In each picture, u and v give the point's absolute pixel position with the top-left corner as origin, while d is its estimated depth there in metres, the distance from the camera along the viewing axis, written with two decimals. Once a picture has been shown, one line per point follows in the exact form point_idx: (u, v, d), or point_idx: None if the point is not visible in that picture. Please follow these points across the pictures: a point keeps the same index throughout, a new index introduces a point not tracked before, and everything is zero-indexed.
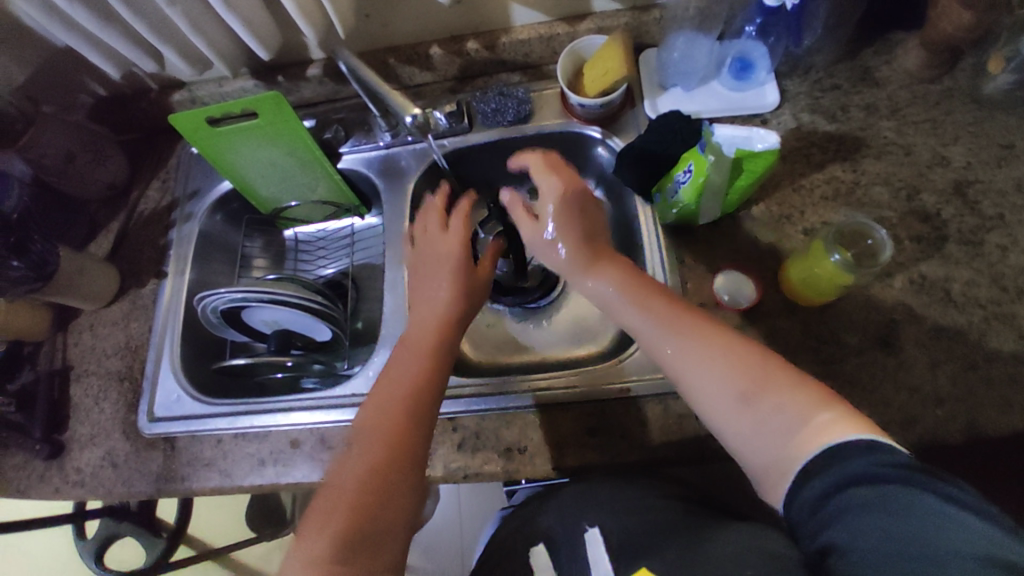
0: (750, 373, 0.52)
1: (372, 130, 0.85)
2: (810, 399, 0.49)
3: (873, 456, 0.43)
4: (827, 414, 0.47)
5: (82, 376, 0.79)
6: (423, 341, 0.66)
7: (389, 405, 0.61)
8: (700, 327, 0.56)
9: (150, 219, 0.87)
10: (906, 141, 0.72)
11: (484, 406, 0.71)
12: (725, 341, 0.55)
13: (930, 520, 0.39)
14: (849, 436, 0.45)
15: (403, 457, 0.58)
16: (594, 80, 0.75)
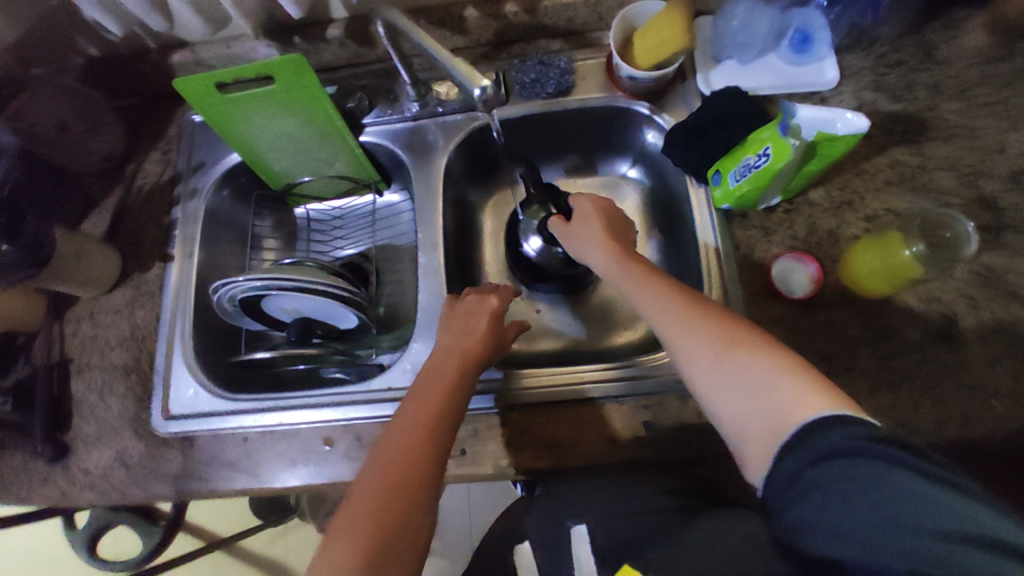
0: (739, 348, 0.50)
1: (399, 100, 0.78)
2: (780, 364, 0.47)
3: (851, 431, 0.41)
4: (800, 388, 0.45)
5: (84, 369, 0.73)
6: (452, 341, 0.64)
7: (414, 402, 0.58)
8: (701, 306, 0.54)
9: (151, 195, 0.79)
10: (972, 124, 0.69)
11: (528, 401, 0.68)
12: (712, 318, 0.53)
13: (924, 514, 0.37)
14: (825, 411, 0.43)
15: (421, 451, 0.54)
16: (647, 51, 0.68)
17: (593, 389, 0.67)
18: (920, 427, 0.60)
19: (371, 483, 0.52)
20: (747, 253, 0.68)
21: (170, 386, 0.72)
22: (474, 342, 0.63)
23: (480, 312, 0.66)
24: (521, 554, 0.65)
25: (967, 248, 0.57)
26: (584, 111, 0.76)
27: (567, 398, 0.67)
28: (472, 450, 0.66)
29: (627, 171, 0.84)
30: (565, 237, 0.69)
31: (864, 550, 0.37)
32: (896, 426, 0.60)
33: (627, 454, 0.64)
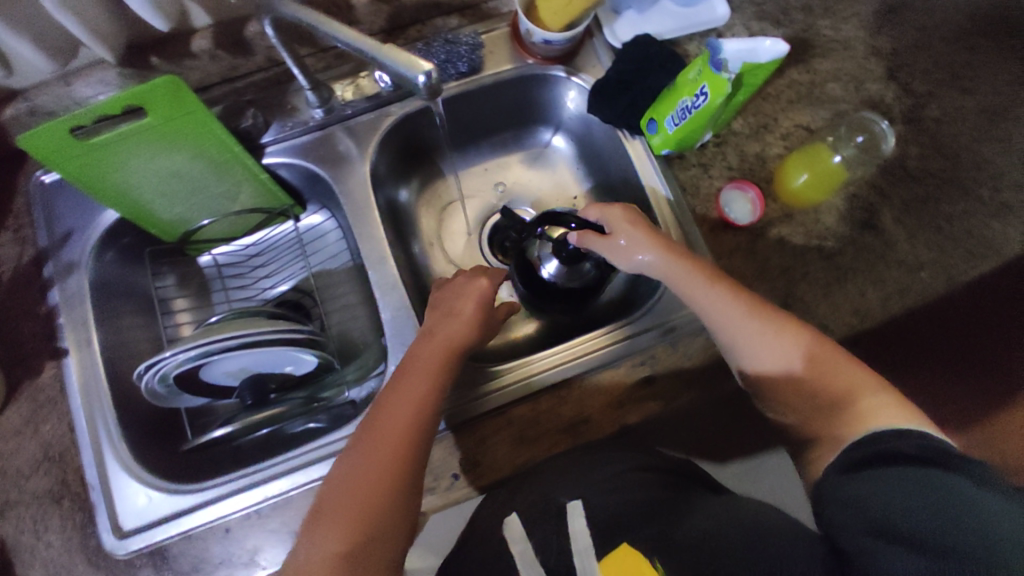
0: (821, 368, 0.56)
1: (298, 109, 0.69)
2: (853, 378, 0.54)
3: (912, 439, 0.47)
4: (875, 402, 0.52)
5: (2, 510, 0.60)
6: (435, 336, 0.58)
7: (395, 409, 0.53)
8: (775, 319, 0.57)
9: (16, 283, 0.65)
10: (843, 35, 0.76)
11: (524, 395, 0.62)
12: (787, 329, 0.57)
13: (947, 506, 0.42)
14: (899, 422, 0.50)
15: (399, 464, 0.50)
16: (557, 13, 0.66)
17: (547, 376, 0.63)
18: (874, 312, 0.66)
19: (348, 502, 0.49)
20: (694, 192, 0.69)
21: (115, 500, 0.60)
22: (459, 339, 0.58)
23: (462, 304, 0.61)
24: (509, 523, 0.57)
25: (885, 145, 0.69)
26: (500, 86, 0.73)
27: (536, 390, 0.63)
28: (485, 458, 0.60)
29: (552, 140, 0.82)
30: (602, 250, 0.64)
31: (879, 515, 0.44)
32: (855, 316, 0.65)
33: (631, 418, 0.62)
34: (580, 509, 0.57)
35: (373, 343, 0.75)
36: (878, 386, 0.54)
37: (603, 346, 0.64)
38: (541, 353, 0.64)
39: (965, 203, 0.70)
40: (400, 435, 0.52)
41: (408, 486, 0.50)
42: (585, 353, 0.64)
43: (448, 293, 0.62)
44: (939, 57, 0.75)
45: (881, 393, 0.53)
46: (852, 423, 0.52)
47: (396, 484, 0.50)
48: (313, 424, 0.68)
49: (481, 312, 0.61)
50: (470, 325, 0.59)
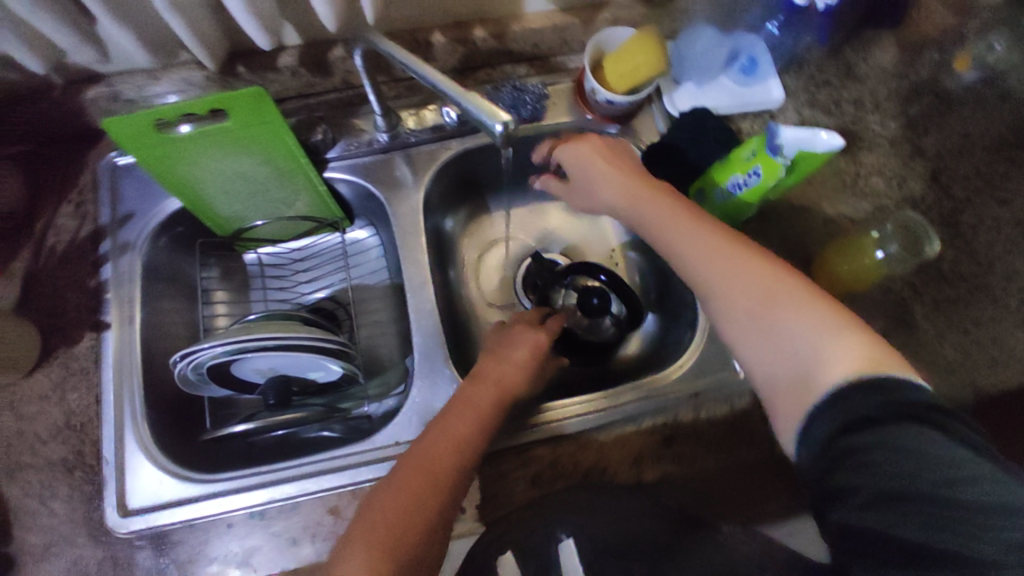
0: (779, 304, 0.50)
1: (363, 131, 0.73)
2: (831, 320, 0.48)
3: (879, 392, 0.42)
4: (846, 350, 0.46)
5: (15, 471, 0.60)
6: (488, 375, 0.60)
7: (442, 435, 0.54)
8: (735, 254, 0.54)
9: (69, 254, 0.67)
10: (890, 133, 0.78)
11: (548, 437, 0.63)
12: (758, 268, 0.53)
13: (942, 483, 0.38)
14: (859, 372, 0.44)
15: (439, 491, 0.51)
16: (623, 75, 0.69)
17: (575, 423, 0.64)
18: None
19: (382, 519, 0.49)
20: None
21: (127, 479, 0.60)
22: (512, 382, 0.60)
23: (519, 348, 0.63)
24: (504, 561, 0.55)
25: (929, 246, 0.64)
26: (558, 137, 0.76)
27: (560, 434, 0.63)
28: (498, 494, 0.61)
29: None
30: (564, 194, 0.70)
31: (883, 508, 0.40)
32: None
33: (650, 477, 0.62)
34: (573, 548, 0.57)
35: (398, 363, 0.76)
36: (859, 331, 0.47)
37: (630, 400, 0.64)
38: (570, 398, 0.65)
39: (996, 310, 0.70)
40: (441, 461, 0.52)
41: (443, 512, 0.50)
42: (613, 406, 0.64)
43: (501, 340, 0.64)
44: (982, 166, 0.77)
45: (843, 329, 0.47)
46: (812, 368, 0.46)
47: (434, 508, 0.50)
48: (328, 433, 0.70)
49: (537, 357, 0.63)
50: (522, 372, 0.61)
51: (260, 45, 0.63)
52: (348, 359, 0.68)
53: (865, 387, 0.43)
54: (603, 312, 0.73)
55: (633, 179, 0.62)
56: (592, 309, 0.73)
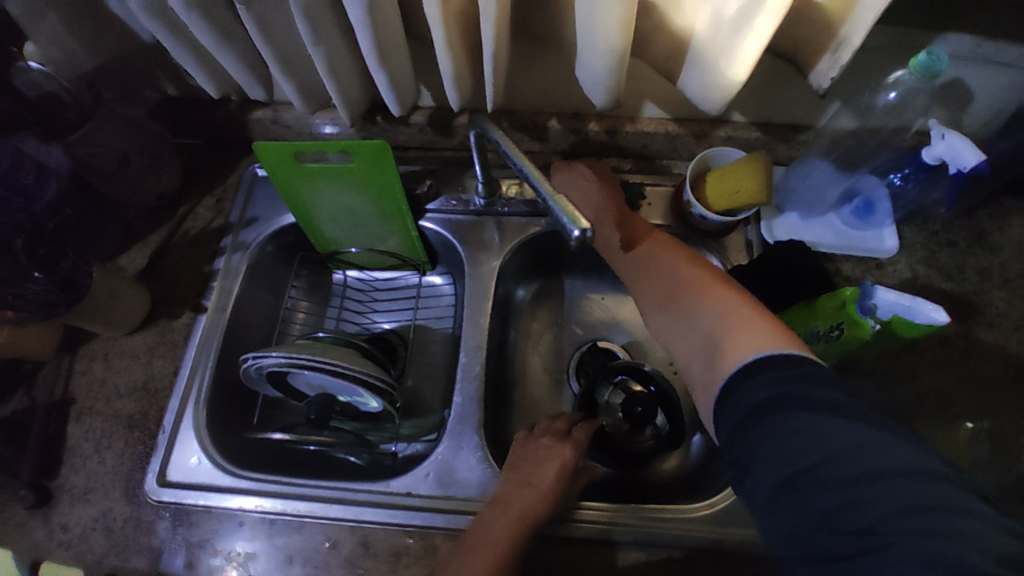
0: (715, 302, 0.55)
1: (466, 191, 0.79)
2: (742, 310, 0.53)
3: (767, 376, 0.45)
4: (744, 336, 0.49)
5: (89, 414, 0.68)
6: (518, 502, 0.58)
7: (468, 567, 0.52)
8: (676, 267, 0.60)
9: (195, 240, 0.77)
10: (1020, 315, 0.70)
11: (572, 538, 0.61)
12: (690, 277, 0.59)
13: (829, 458, 0.39)
14: (750, 354, 0.47)
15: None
16: (722, 195, 0.70)
17: (618, 533, 0.61)
18: None
19: None
20: None
21: (173, 450, 0.66)
22: (538, 510, 0.57)
23: (549, 466, 0.60)
24: None
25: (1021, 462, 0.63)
26: None
27: (574, 535, 0.61)
28: None
29: None
30: None
31: (790, 496, 0.40)
32: None
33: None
34: None
35: (434, 412, 0.78)
36: (761, 318, 0.51)
37: (670, 523, 0.61)
38: (601, 502, 0.63)
39: None
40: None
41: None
42: (644, 525, 0.61)
43: (524, 454, 0.62)
44: None
45: (761, 318, 0.51)
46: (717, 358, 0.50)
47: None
48: (353, 459, 0.73)
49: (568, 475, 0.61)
50: (547, 496, 0.58)
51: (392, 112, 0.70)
52: (389, 398, 0.70)
53: (762, 366, 0.46)
54: (645, 421, 0.72)
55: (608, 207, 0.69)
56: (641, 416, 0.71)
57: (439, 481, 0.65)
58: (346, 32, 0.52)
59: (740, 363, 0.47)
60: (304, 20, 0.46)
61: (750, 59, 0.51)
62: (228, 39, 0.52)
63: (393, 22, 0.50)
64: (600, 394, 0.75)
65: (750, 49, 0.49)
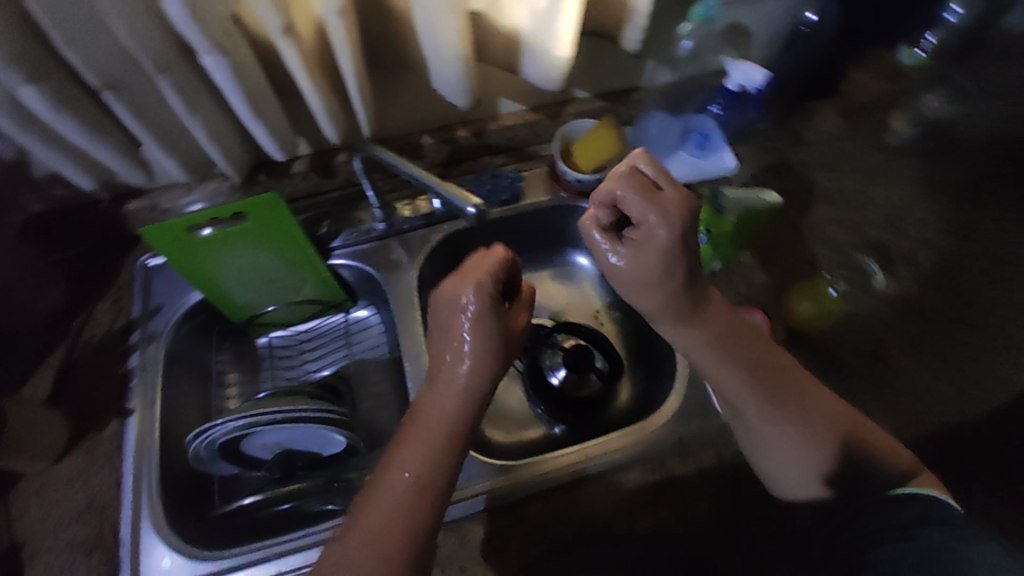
0: (851, 437, 0.58)
1: (364, 222, 0.83)
2: (873, 443, 0.59)
3: (931, 525, 0.52)
4: (893, 474, 0.57)
5: (36, 556, 0.63)
6: (433, 406, 0.59)
7: (392, 480, 0.54)
8: (797, 388, 0.59)
9: (101, 346, 0.73)
10: (841, 188, 0.86)
11: (551, 488, 0.69)
12: (812, 397, 0.60)
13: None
14: (926, 493, 0.55)
15: (406, 536, 0.51)
16: (588, 157, 0.79)
17: (591, 466, 0.70)
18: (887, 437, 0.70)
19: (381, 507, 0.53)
20: None
21: (141, 557, 0.63)
22: (447, 410, 0.58)
23: (455, 356, 0.60)
24: None
25: (874, 279, 0.79)
26: (535, 213, 0.85)
27: (553, 483, 0.69)
28: (494, 553, 0.65)
29: (578, 259, 0.92)
30: (623, 254, 0.59)
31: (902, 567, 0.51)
32: None
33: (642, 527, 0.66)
34: None
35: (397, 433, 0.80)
36: (890, 455, 0.58)
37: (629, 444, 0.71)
38: (572, 448, 0.71)
39: (973, 341, 0.75)
40: (395, 503, 0.53)
41: (426, 544, 0.52)
42: (605, 452, 0.70)
43: (445, 308, 0.63)
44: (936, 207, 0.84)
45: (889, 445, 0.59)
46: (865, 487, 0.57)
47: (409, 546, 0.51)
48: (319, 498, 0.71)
49: (484, 353, 0.60)
50: (481, 338, 0.60)
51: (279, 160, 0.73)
52: (349, 431, 0.72)
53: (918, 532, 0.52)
54: (587, 370, 0.79)
55: (689, 284, 0.59)
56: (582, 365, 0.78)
57: None
58: (218, 99, 0.55)
59: (903, 496, 0.55)
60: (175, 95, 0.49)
61: (570, 36, 0.60)
62: (99, 132, 0.52)
63: (258, 77, 0.53)
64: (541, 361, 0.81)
65: (567, 28, 0.58)
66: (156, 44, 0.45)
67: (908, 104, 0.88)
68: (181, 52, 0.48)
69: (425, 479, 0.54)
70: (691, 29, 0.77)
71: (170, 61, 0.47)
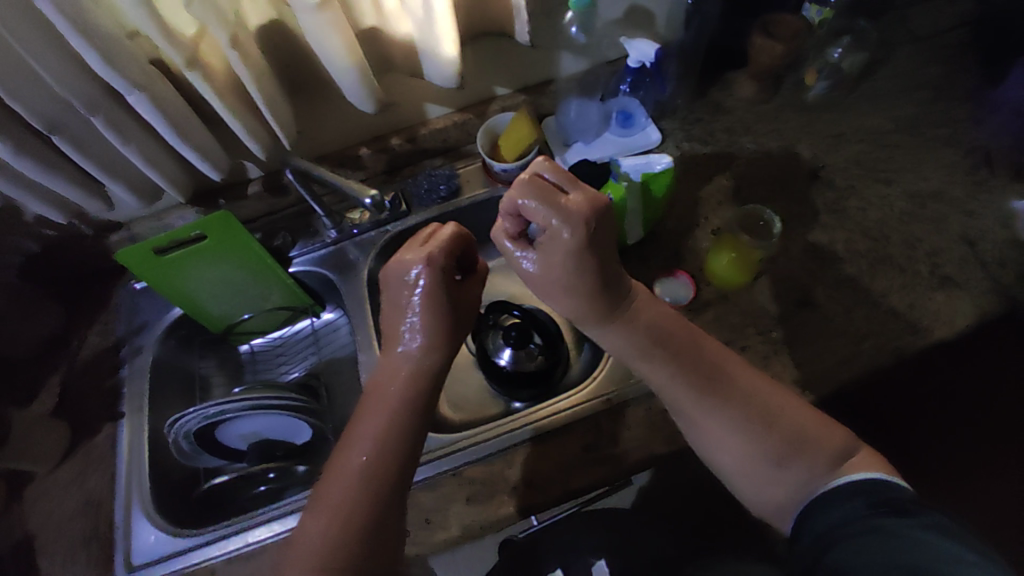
0: (788, 420, 0.59)
1: (318, 232, 0.91)
2: (819, 435, 0.58)
3: (872, 497, 0.51)
4: (841, 460, 0.56)
5: (45, 548, 0.71)
6: (384, 400, 0.62)
7: (343, 471, 0.57)
8: (741, 381, 0.62)
9: (95, 363, 0.84)
10: (764, 148, 0.89)
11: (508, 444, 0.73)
12: (750, 386, 0.62)
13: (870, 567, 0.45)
14: (862, 474, 0.54)
15: (364, 519, 0.54)
16: (511, 146, 0.86)
17: (547, 423, 0.74)
18: (824, 383, 0.71)
19: (346, 479, 0.56)
20: (632, 281, 0.81)
21: (132, 539, 0.71)
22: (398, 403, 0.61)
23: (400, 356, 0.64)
24: None
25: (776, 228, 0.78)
26: (474, 205, 0.90)
27: (510, 442, 0.73)
28: (438, 516, 0.70)
29: None
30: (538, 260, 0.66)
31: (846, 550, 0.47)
32: (807, 390, 0.70)
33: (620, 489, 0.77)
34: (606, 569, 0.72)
35: None
36: (844, 445, 0.58)
37: (583, 400, 0.75)
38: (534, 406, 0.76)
39: (901, 279, 0.77)
40: (350, 492, 0.55)
41: (378, 522, 0.54)
42: (557, 410, 0.75)
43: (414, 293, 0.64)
44: (855, 156, 0.88)
45: (834, 438, 0.58)
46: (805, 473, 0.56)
47: (372, 517, 0.54)
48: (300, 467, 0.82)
49: (431, 342, 0.64)
50: (434, 318, 0.64)
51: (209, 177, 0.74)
52: (311, 416, 0.80)
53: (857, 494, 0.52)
54: (530, 341, 0.84)
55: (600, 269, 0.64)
56: (524, 336, 0.84)
57: None
58: (150, 131, 0.65)
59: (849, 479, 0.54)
60: (109, 128, 0.59)
61: (449, 35, 0.67)
62: (52, 167, 0.62)
63: (177, 103, 0.62)
64: (488, 341, 0.86)
65: (445, 28, 0.65)
66: (86, 89, 0.56)
67: (818, 58, 0.91)
68: (105, 93, 0.58)
69: (380, 464, 0.57)
70: (573, 18, 0.79)
71: (98, 102, 0.57)
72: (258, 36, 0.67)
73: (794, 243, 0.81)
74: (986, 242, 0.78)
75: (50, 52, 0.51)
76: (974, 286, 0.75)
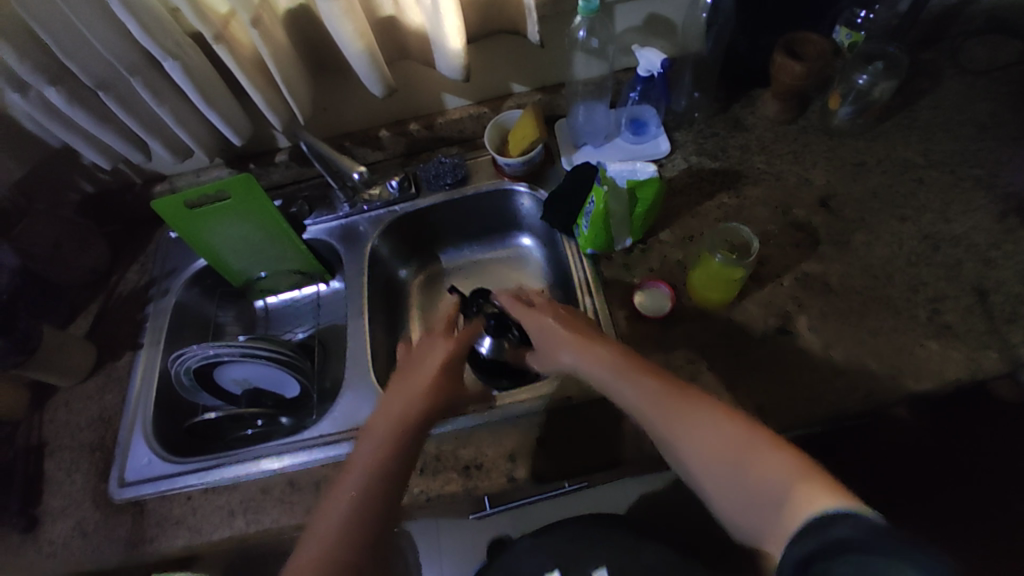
0: (756, 452, 0.53)
1: (334, 204, 0.98)
2: (792, 465, 0.51)
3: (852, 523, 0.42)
4: (805, 488, 0.48)
5: (57, 451, 0.82)
6: (387, 430, 0.63)
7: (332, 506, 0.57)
8: (699, 413, 0.57)
9: (128, 297, 0.94)
10: (775, 170, 0.87)
11: (466, 425, 0.77)
12: (712, 417, 0.56)
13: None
14: (828, 506, 0.45)
15: (352, 539, 0.55)
16: (517, 142, 0.89)
17: (506, 411, 0.77)
18: (788, 414, 0.69)
19: (336, 503, 0.57)
20: (613, 286, 0.81)
21: (128, 458, 0.80)
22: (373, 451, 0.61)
23: (393, 406, 0.66)
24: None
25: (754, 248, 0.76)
26: (478, 196, 0.94)
27: (468, 422, 0.77)
28: None
29: (524, 240, 1.01)
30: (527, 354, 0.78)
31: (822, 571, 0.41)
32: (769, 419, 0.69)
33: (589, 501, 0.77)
34: None
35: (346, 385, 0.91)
36: (817, 473, 0.49)
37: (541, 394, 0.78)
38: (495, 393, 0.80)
39: (892, 320, 0.73)
40: (342, 520, 0.56)
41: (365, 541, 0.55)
42: (516, 400, 0.78)
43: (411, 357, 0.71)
44: (873, 188, 0.84)
45: (807, 471, 0.50)
46: (779, 514, 0.49)
47: (361, 535, 0.55)
48: (284, 420, 0.90)
49: (429, 395, 0.66)
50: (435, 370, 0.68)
51: (231, 140, 0.80)
52: (300, 373, 0.87)
53: (829, 522, 0.44)
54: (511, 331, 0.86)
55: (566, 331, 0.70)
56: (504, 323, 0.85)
57: (344, 421, 0.80)
58: (182, 94, 0.73)
59: (815, 516, 0.45)
60: (145, 90, 0.67)
61: (455, 29, 0.70)
62: (102, 120, 0.72)
63: (206, 71, 0.70)
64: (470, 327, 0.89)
65: (451, 25, 0.69)
66: (126, 52, 0.64)
67: (842, 82, 0.86)
68: (144, 58, 0.67)
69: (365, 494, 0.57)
70: (582, 22, 0.79)
71: (137, 65, 0.65)
72: (286, 20, 0.74)
73: (785, 269, 0.79)
74: (997, 295, 0.73)
75: (95, 18, 0.60)
76: (974, 339, 0.70)
